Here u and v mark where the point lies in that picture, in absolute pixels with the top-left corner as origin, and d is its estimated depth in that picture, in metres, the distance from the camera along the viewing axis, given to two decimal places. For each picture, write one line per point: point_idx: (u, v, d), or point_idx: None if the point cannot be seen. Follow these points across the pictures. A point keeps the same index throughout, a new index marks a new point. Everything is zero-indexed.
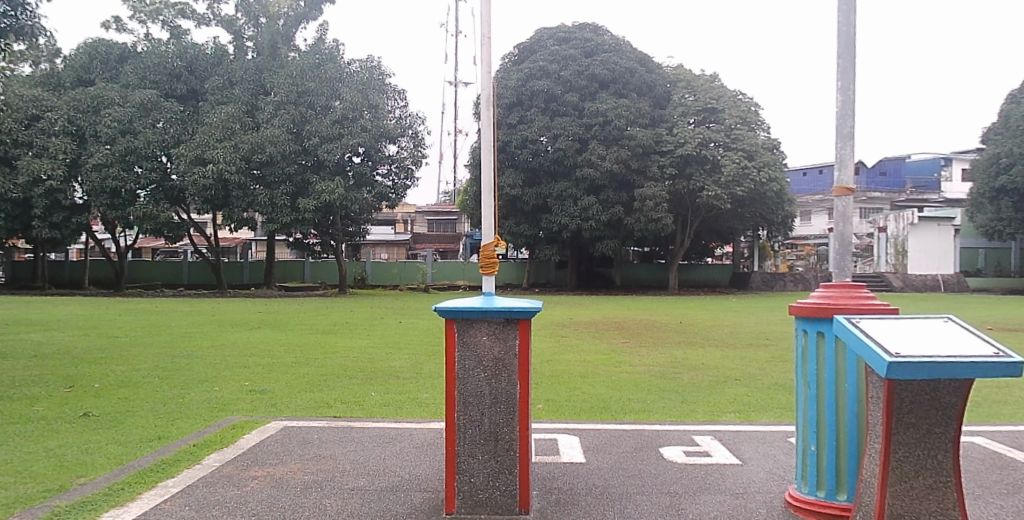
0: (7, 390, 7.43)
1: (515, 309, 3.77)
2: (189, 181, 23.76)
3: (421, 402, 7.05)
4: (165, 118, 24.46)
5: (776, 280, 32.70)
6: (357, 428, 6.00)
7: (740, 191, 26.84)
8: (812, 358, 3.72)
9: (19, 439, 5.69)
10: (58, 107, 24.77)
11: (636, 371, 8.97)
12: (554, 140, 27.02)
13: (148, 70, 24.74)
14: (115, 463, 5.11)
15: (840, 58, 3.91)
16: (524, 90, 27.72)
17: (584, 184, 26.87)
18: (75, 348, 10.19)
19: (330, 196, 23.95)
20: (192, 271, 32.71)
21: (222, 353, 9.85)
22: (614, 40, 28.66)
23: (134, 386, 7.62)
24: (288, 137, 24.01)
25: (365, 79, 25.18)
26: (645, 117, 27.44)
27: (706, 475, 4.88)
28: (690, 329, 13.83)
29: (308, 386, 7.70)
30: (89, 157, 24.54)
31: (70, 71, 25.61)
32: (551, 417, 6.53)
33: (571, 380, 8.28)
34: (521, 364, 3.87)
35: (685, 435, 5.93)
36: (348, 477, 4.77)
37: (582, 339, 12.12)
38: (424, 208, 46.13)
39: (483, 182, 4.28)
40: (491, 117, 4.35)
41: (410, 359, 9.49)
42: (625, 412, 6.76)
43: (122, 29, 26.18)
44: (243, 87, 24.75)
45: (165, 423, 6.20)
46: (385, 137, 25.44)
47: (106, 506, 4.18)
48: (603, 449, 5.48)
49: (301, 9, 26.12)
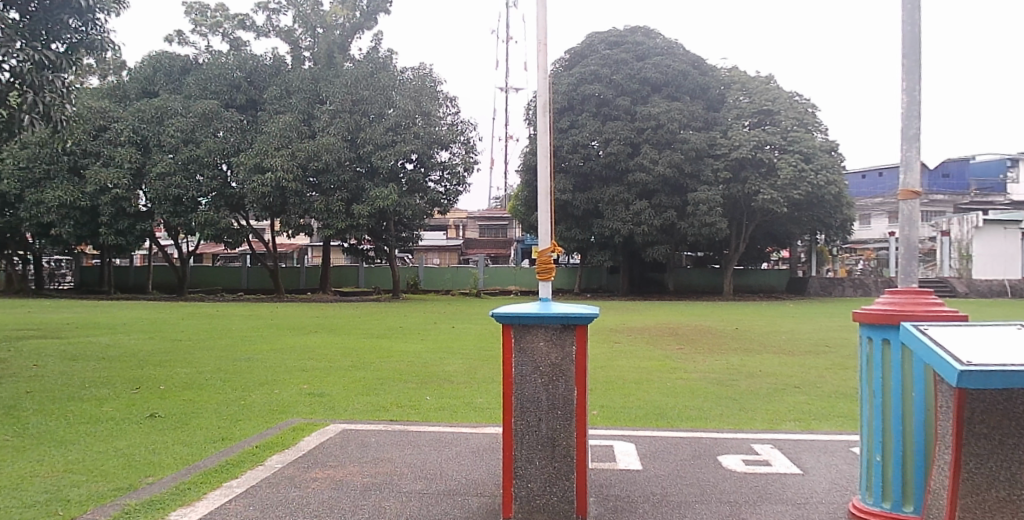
0: (78, 391, 7.70)
1: (572, 315, 3.76)
2: (248, 189, 24.28)
3: (475, 407, 7.07)
4: (225, 128, 25.12)
5: (834, 286, 31.85)
6: (414, 432, 6.05)
7: (797, 194, 26.22)
8: (877, 366, 3.61)
9: (90, 438, 5.90)
10: (124, 118, 25.67)
11: (691, 378, 8.84)
12: (606, 144, 26.99)
13: (209, 81, 25.55)
14: (182, 462, 5.25)
15: (905, 58, 3.80)
16: (576, 95, 27.75)
17: (636, 189, 26.70)
18: (141, 351, 10.52)
19: (383, 202, 24.22)
20: (251, 276, 33.47)
21: (281, 357, 10.03)
22: (666, 43, 28.49)
23: (198, 388, 7.84)
24: (343, 144, 24.41)
25: (418, 87, 25.45)
26: (698, 121, 27.19)
27: (766, 484, 4.78)
28: (746, 335, 13.59)
29: (364, 389, 7.80)
30: (152, 166, 25.31)
31: (135, 83, 26.48)
32: (606, 423, 6.49)
33: (626, 387, 8.22)
34: (579, 370, 3.85)
35: (745, 444, 5.82)
36: (405, 481, 4.81)
37: (635, 345, 11.98)
38: (476, 213, 46.20)
39: (539, 186, 4.28)
40: (547, 124, 4.36)
41: (464, 364, 9.54)
42: (681, 419, 6.69)
43: (184, 42, 26.97)
44: (300, 97, 25.25)
45: (229, 425, 6.35)
46: (437, 143, 25.57)
47: (175, 504, 4.31)
48: (659, 456, 5.42)
49: (357, 19, 26.71)
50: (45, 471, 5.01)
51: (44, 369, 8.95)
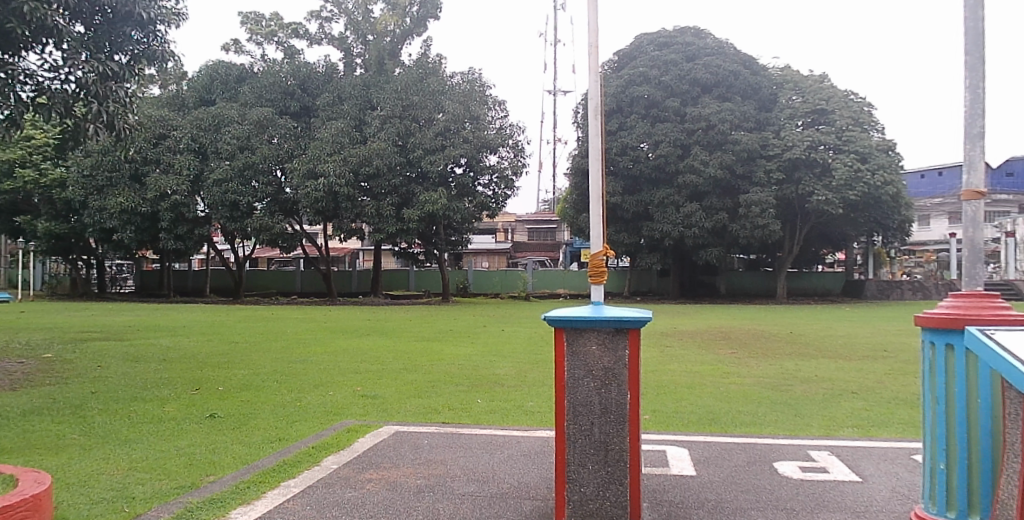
0: (141, 392, 7.95)
1: (625, 319, 3.75)
2: (302, 194, 24.76)
3: (526, 410, 7.09)
4: (280, 134, 25.76)
5: (893, 288, 31.00)
6: (466, 435, 6.09)
7: (854, 195, 25.55)
8: (941, 372, 3.51)
9: (153, 438, 6.07)
10: (182, 126, 26.37)
11: (744, 383, 8.71)
12: (655, 147, 26.78)
13: (264, 89, 26.23)
14: (240, 462, 5.38)
15: (968, 55, 3.69)
16: (624, 97, 27.58)
17: (686, 191, 26.43)
18: (199, 353, 10.79)
19: (432, 206, 24.38)
20: (304, 280, 34.08)
21: (334, 359, 10.22)
22: (716, 43, 28.16)
23: (255, 389, 8.03)
24: (393, 149, 24.71)
25: (467, 92, 25.64)
26: (750, 121, 26.77)
27: (824, 492, 4.68)
28: (801, 340, 13.29)
29: (415, 392, 7.88)
30: (209, 173, 25.95)
31: (193, 92, 27.27)
32: (658, 428, 6.44)
33: (678, 391, 8.13)
34: (631, 374, 3.83)
35: (801, 450, 5.70)
36: (458, 483, 4.85)
37: (687, 349, 11.84)
38: (524, 217, 46.22)
39: (590, 189, 4.28)
40: (599, 126, 4.36)
41: (514, 367, 9.56)
42: (735, 425, 6.59)
43: (241, 51, 27.64)
44: (352, 103, 25.67)
45: (286, 426, 6.48)
46: (486, 147, 25.65)
47: (235, 502, 4.43)
48: (714, 462, 5.35)
49: (407, 26, 27.08)
50: (110, 469, 5.19)
51: (109, 370, 9.28)
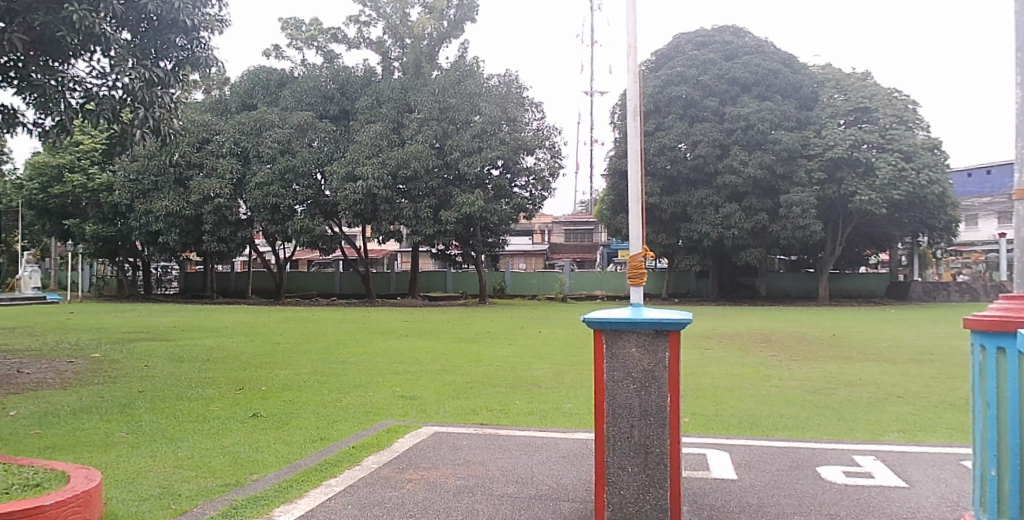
0: (186, 391, 8.12)
1: (664, 321, 3.72)
2: (341, 196, 25.01)
3: (564, 411, 7.08)
4: (320, 138, 26.11)
5: (939, 290, 30.25)
6: (503, 436, 6.12)
7: (898, 195, 24.98)
8: (992, 375, 3.42)
9: (198, 437, 6.20)
10: (225, 131, 26.86)
11: (787, 386, 8.58)
12: (694, 147, 26.54)
13: (304, 93, 26.65)
14: (284, 461, 5.46)
15: (1018, 50, 3.58)
16: (661, 97, 27.40)
17: (725, 191, 26.16)
18: (242, 353, 10.97)
19: (469, 208, 24.46)
20: (344, 281, 34.47)
21: (374, 360, 10.33)
22: (756, 42, 27.83)
23: (296, 389, 8.15)
24: (430, 151, 24.86)
25: (504, 94, 25.70)
26: (790, 120, 26.38)
27: (870, 498, 4.59)
28: (845, 343, 13.05)
29: (454, 393, 7.93)
30: (251, 176, 26.36)
31: (236, 97, 27.81)
32: (699, 431, 6.38)
33: (718, 394, 8.05)
34: (672, 377, 3.80)
35: (845, 455, 5.60)
36: (497, 484, 4.86)
37: (727, 352, 11.70)
38: (561, 218, 46.14)
39: (630, 191, 4.27)
40: (638, 128, 4.35)
41: (552, 369, 9.55)
42: (777, 429, 6.50)
43: (281, 56, 28.09)
44: (390, 106, 25.94)
45: (327, 425, 6.57)
46: (523, 149, 25.67)
47: (278, 501, 4.50)
48: (756, 466, 5.28)
49: (444, 29, 27.40)
50: (157, 467, 5.30)
51: (155, 370, 9.49)
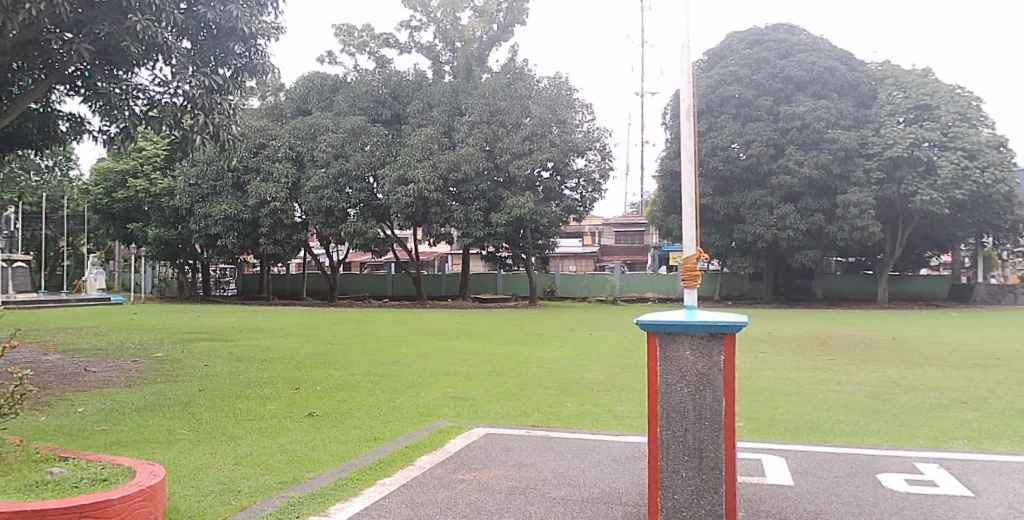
0: (245, 390, 8.33)
1: (720, 323, 3.69)
2: (393, 199, 25.31)
3: (616, 414, 7.04)
4: (372, 142, 26.52)
5: (1005, 293, 29.11)
6: (555, 438, 6.12)
7: (961, 194, 24.17)
8: None
9: (256, 434, 6.35)
10: (281, 136, 27.46)
11: (845, 391, 8.38)
12: (747, 146, 26.11)
13: (357, 98, 27.14)
14: (339, 459, 5.57)
15: None
16: (714, 97, 27.03)
17: (780, 192, 25.67)
18: (298, 354, 11.20)
19: (519, 210, 24.46)
20: (395, 283, 34.86)
21: (425, 361, 10.43)
22: (811, 39, 27.26)
23: (350, 389, 8.28)
24: (481, 154, 24.98)
25: (554, 95, 25.68)
26: (847, 119, 25.76)
27: (933, 507, 4.46)
28: (906, 347, 12.66)
29: (505, 395, 7.95)
30: (306, 181, 26.86)
31: (291, 102, 28.43)
32: (754, 436, 6.27)
33: (773, 398, 7.90)
34: (727, 380, 3.75)
35: (906, 462, 5.45)
36: (549, 486, 4.86)
37: (783, 355, 11.47)
38: (611, 220, 45.88)
39: (683, 193, 4.24)
40: (692, 129, 4.31)
41: (603, 371, 9.50)
42: (835, 434, 6.35)
43: (335, 62, 28.58)
44: (441, 109, 26.20)
45: (381, 425, 6.66)
46: (573, 151, 25.61)
47: (333, 499, 4.58)
48: (813, 472, 5.16)
49: (494, 32, 27.55)
50: (218, 463, 5.45)
51: (214, 369, 9.76)
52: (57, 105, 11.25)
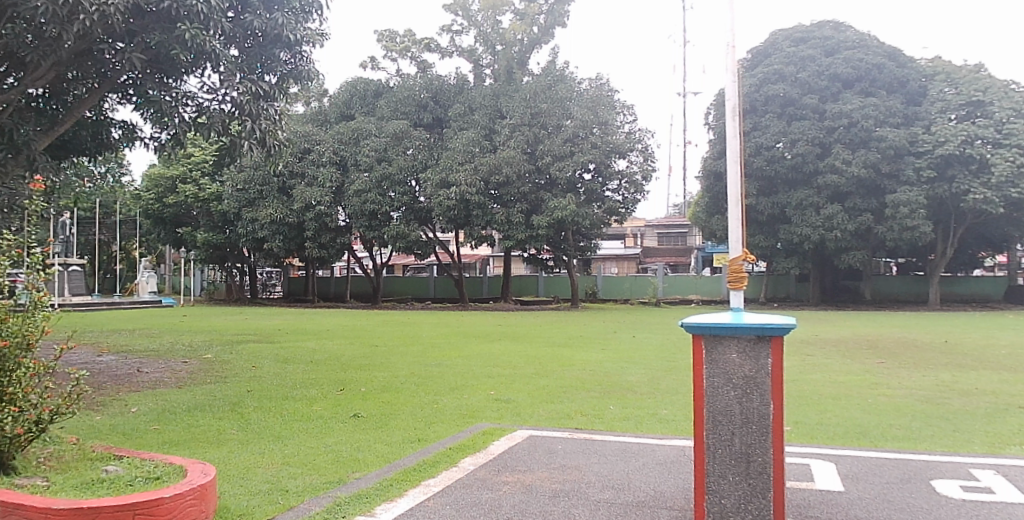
0: (291, 391, 8.48)
1: (768, 326, 3.64)
2: (435, 202, 25.50)
3: (661, 417, 6.98)
4: (414, 146, 26.77)
5: None
6: (598, 440, 6.10)
7: (1016, 193, 23.58)
8: None
9: (303, 435, 6.46)
10: (325, 141, 27.87)
11: (896, 395, 8.18)
12: (792, 146, 25.68)
13: (399, 103, 27.43)
14: (383, 460, 5.62)
15: None
16: (758, 96, 26.64)
17: (827, 191, 25.20)
18: (342, 355, 11.35)
19: (561, 212, 24.38)
20: (438, 286, 35.11)
21: (468, 363, 10.48)
22: (858, 36, 26.71)
23: (395, 391, 8.36)
24: (522, 157, 24.99)
25: (595, 97, 25.61)
26: (897, 116, 25.15)
27: (990, 515, 4.33)
28: (959, 350, 12.32)
29: (548, 397, 7.95)
30: (350, 185, 27.18)
31: (335, 108, 28.90)
32: (802, 440, 6.17)
33: (821, 402, 7.75)
34: (775, 383, 3.70)
35: (962, 468, 5.30)
36: (593, 489, 4.84)
37: (831, 358, 11.26)
38: (654, 222, 45.56)
39: (728, 194, 4.19)
40: (737, 128, 4.25)
41: (647, 374, 9.43)
42: (886, 439, 6.21)
43: (377, 67, 28.90)
44: (482, 113, 26.34)
45: (424, 426, 6.72)
46: (615, 152, 25.48)
47: (378, 499, 4.63)
48: (864, 478, 5.05)
49: (535, 35, 27.60)
50: (265, 463, 5.55)
51: (261, 371, 9.94)
52: (110, 112, 11.59)
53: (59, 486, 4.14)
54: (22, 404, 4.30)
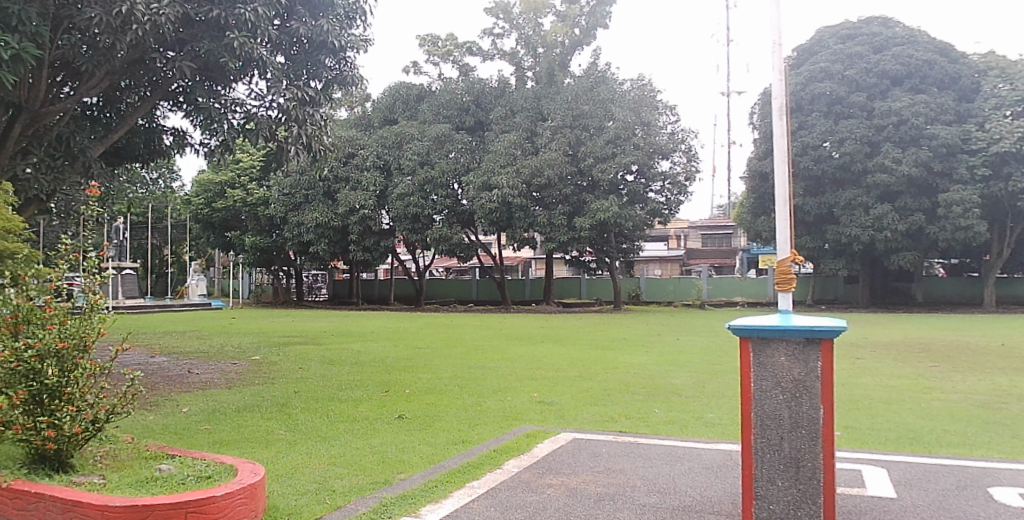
0: (337, 392, 8.60)
1: (817, 329, 3.57)
2: (477, 205, 25.64)
3: (707, 421, 6.90)
4: (456, 149, 26.91)
5: None
6: (643, 444, 6.06)
7: None
8: None
9: (349, 435, 6.55)
10: (368, 145, 28.22)
11: (951, 399, 7.96)
12: (840, 145, 25.17)
13: (442, 107, 27.65)
14: (428, 461, 5.67)
15: None
16: (804, 94, 26.17)
17: (876, 191, 24.64)
18: (387, 357, 11.46)
19: (603, 214, 24.25)
20: (480, 288, 35.25)
21: (511, 365, 10.50)
22: (907, 31, 26.10)
23: (439, 393, 8.41)
24: (564, 159, 24.92)
25: (637, 98, 25.48)
26: (949, 113, 24.46)
27: None
28: (1018, 353, 11.91)
29: (591, 399, 7.92)
30: (393, 188, 27.46)
31: (378, 112, 29.24)
32: (852, 446, 6.04)
33: (873, 407, 7.58)
34: (825, 388, 3.63)
35: (1022, 477, 5.12)
36: (639, 493, 4.81)
37: (882, 362, 11.00)
38: (698, 223, 45.09)
39: (776, 194, 4.12)
40: (786, 127, 4.17)
41: (692, 378, 9.31)
42: (941, 445, 6.04)
43: (420, 72, 29.17)
44: (524, 115, 26.40)
45: (468, 428, 6.74)
46: (658, 153, 25.29)
47: (424, 500, 4.67)
48: (919, 485, 4.92)
49: (576, 36, 27.53)
50: (313, 463, 5.64)
51: (308, 372, 10.08)
52: (161, 120, 11.90)
53: (114, 484, 4.26)
54: (80, 404, 4.43)
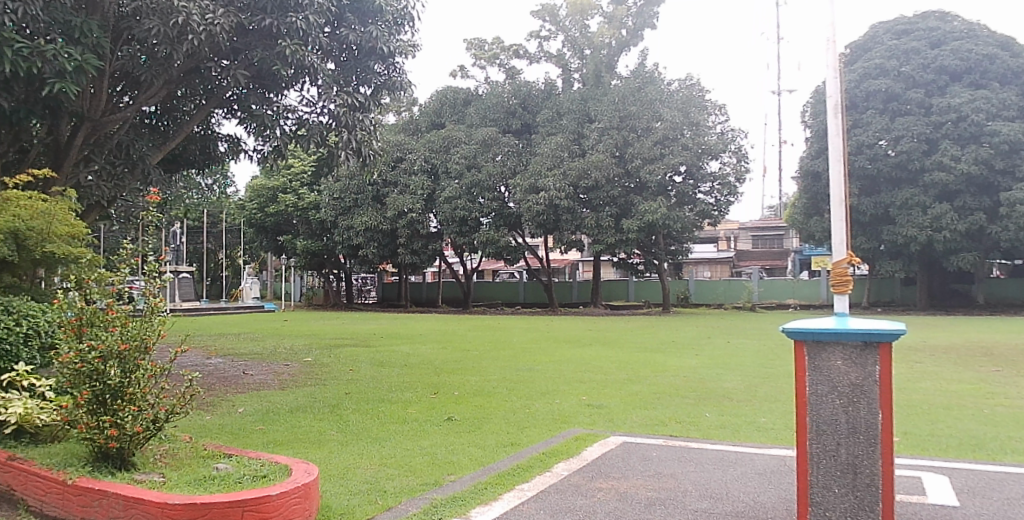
0: (387, 394, 8.71)
1: (875, 332, 3.48)
2: (524, 208, 25.70)
3: (759, 426, 6.79)
4: (503, 152, 26.94)
5: None
6: (694, 448, 6.00)
7: None
8: None
9: (400, 437, 6.63)
10: (416, 149, 28.48)
11: (1015, 405, 7.69)
12: (896, 143, 24.51)
13: (489, 110, 27.77)
14: (477, 463, 5.70)
15: None
16: (858, 92, 25.54)
17: (934, 190, 23.93)
18: (435, 359, 11.54)
19: (651, 215, 24.03)
20: (527, 291, 35.27)
21: (560, 368, 10.48)
22: (966, 26, 25.36)
23: (487, 395, 8.45)
24: (611, 161, 24.75)
25: (686, 98, 25.24)
26: (1011, 109, 23.67)
27: None
28: None
29: (641, 403, 7.86)
30: (441, 192, 27.70)
31: (425, 117, 29.50)
32: (912, 452, 5.88)
33: (932, 412, 7.36)
34: (884, 392, 3.54)
35: None
36: (691, 498, 4.76)
37: (942, 366, 10.68)
38: (747, 224, 44.36)
39: (831, 195, 4.04)
40: (841, 125, 4.09)
41: (743, 381, 9.17)
42: (1005, 452, 5.84)
43: (467, 75, 29.32)
44: (570, 117, 26.37)
45: (517, 430, 6.76)
46: (707, 154, 24.99)
47: (474, 502, 4.70)
48: (983, 493, 4.76)
49: (623, 37, 27.36)
50: (364, 464, 5.72)
51: (359, 374, 10.24)
52: (216, 127, 12.21)
53: (173, 482, 4.39)
54: (140, 404, 4.57)
